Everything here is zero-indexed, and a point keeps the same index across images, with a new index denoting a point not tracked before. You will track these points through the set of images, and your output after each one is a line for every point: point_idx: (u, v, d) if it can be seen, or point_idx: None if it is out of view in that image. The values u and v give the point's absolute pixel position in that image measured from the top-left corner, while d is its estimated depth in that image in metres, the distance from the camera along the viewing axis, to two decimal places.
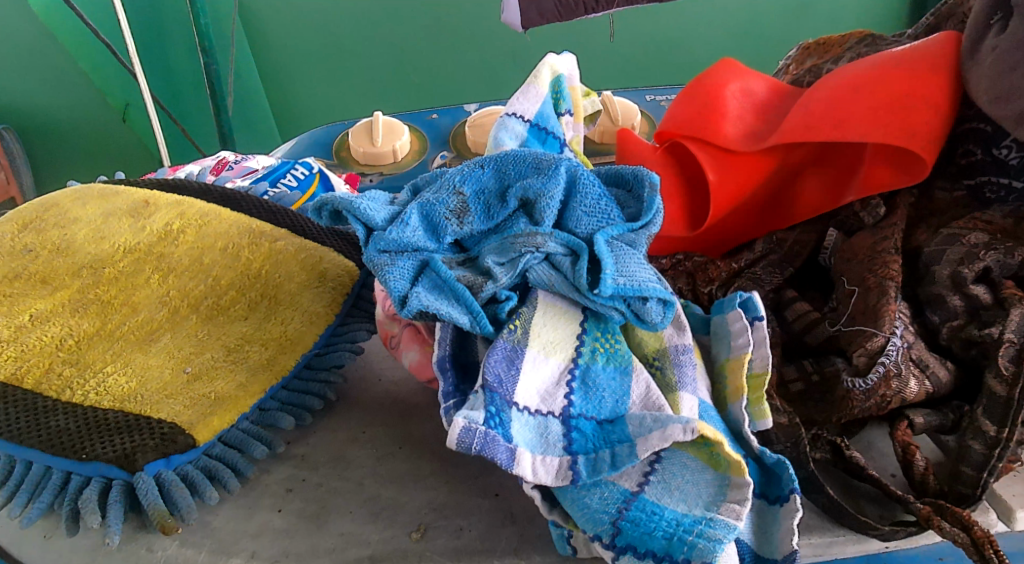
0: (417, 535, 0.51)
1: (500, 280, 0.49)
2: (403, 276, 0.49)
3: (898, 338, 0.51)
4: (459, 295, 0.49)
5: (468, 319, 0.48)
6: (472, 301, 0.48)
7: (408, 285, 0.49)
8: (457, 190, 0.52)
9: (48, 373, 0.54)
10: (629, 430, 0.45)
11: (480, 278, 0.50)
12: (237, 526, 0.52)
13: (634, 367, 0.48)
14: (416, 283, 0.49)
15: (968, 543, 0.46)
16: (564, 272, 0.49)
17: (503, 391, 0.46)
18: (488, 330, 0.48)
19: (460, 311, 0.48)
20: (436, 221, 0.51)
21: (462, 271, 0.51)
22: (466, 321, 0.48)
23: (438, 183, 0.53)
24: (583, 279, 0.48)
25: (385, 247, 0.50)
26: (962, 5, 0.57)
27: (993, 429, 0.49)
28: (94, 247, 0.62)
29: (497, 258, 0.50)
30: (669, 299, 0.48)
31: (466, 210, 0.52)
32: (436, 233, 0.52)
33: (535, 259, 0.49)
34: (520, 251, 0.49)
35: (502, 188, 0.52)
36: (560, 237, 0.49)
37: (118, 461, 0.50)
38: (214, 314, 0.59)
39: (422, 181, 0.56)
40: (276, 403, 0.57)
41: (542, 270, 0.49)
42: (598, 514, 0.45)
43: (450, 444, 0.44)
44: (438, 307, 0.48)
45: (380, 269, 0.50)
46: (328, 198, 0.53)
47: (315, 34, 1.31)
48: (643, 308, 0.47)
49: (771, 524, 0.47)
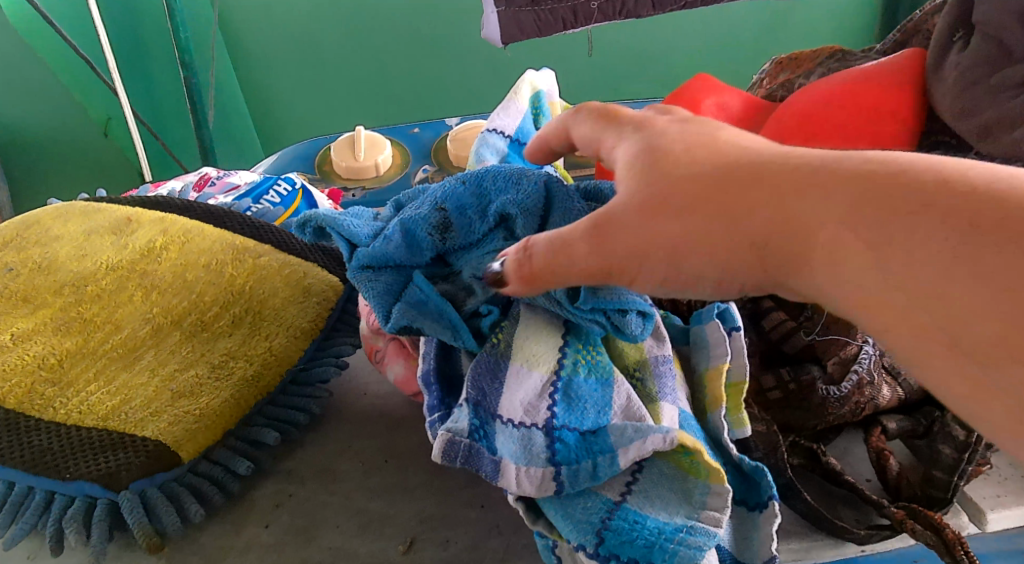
0: (405, 546, 0.52)
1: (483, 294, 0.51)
2: (386, 291, 0.51)
3: (868, 347, 0.55)
4: (441, 310, 0.50)
5: (450, 333, 0.50)
6: (456, 315, 0.50)
7: (391, 299, 0.51)
8: (438, 206, 0.52)
9: (31, 393, 0.53)
10: (611, 441, 0.46)
11: (463, 293, 0.52)
12: (226, 542, 0.52)
13: (614, 379, 0.49)
14: (399, 297, 0.51)
15: (939, 545, 0.47)
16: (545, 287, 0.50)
17: (486, 405, 0.48)
18: (470, 344, 0.50)
19: (444, 325, 0.50)
20: (418, 237, 0.52)
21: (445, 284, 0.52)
22: (448, 335, 0.50)
23: (420, 199, 0.54)
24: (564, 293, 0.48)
25: (369, 262, 0.52)
26: (927, 22, 0.59)
27: (961, 433, 0.52)
28: (76, 264, 0.62)
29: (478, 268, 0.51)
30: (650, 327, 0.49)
31: (447, 225, 0.52)
32: (418, 249, 0.52)
33: None
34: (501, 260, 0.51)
35: (483, 204, 0.52)
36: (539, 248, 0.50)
37: (102, 480, 0.51)
38: (198, 331, 0.58)
39: (407, 197, 0.57)
40: (263, 417, 0.58)
41: None
42: (582, 524, 0.45)
43: (435, 456, 0.46)
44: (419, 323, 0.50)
45: (361, 287, 0.52)
46: (311, 215, 0.56)
47: (294, 49, 1.31)
48: (623, 321, 0.48)
49: (750, 530, 0.48)
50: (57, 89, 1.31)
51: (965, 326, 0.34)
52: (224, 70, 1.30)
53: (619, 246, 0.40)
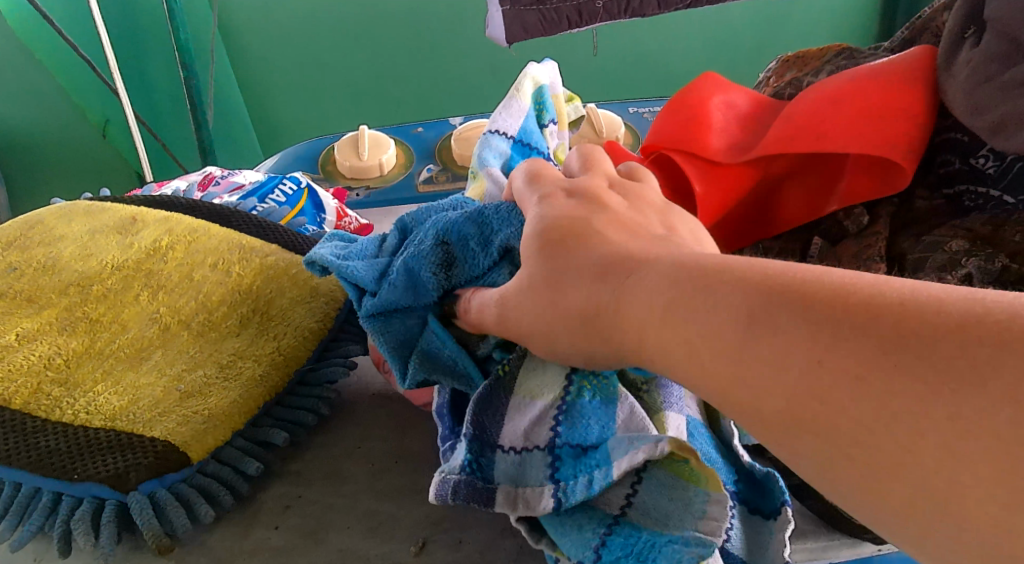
0: (416, 548, 0.51)
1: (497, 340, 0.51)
2: (400, 342, 0.53)
3: None
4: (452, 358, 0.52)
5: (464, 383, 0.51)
6: (472, 365, 0.51)
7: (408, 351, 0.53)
8: (440, 243, 0.53)
9: (37, 393, 0.53)
10: (609, 454, 0.44)
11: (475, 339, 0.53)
12: (233, 545, 0.51)
13: (619, 395, 0.47)
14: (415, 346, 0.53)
15: None
16: None
17: (484, 436, 0.47)
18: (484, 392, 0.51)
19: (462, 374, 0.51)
20: (422, 279, 0.53)
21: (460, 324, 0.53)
22: (466, 386, 0.51)
23: (423, 233, 0.54)
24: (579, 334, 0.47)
25: (377, 313, 0.53)
26: (936, 19, 0.59)
27: None
28: (81, 264, 0.61)
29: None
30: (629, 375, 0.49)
31: (450, 261, 0.52)
32: (423, 290, 0.53)
33: None
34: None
35: (483, 237, 0.52)
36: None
37: (111, 481, 0.50)
38: (205, 331, 0.58)
39: (412, 223, 0.58)
40: (269, 419, 0.57)
41: None
42: (580, 540, 0.44)
43: (431, 497, 0.45)
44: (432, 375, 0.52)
45: (378, 342, 0.53)
46: (315, 258, 0.55)
47: (293, 50, 1.31)
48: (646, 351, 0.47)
49: (765, 543, 0.46)
50: (57, 91, 1.31)
51: (821, 418, 0.31)
52: (224, 70, 1.30)
53: (518, 323, 0.45)
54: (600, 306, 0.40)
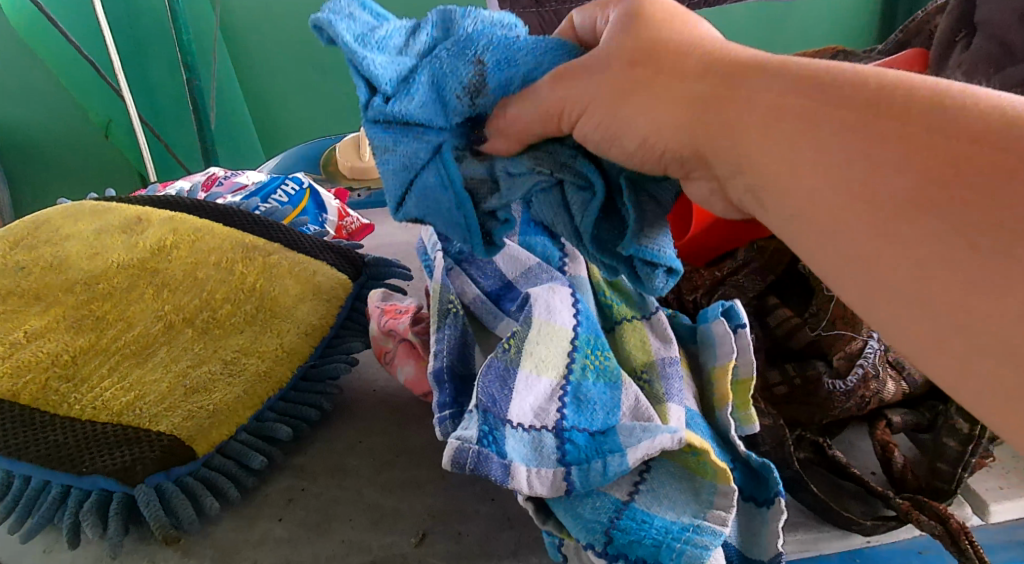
0: (417, 540, 0.52)
1: (506, 198, 0.46)
2: (403, 165, 0.45)
3: (875, 341, 0.55)
4: (459, 203, 0.45)
5: (463, 235, 0.46)
6: (473, 220, 0.46)
7: (410, 174, 0.45)
8: (475, 59, 0.44)
9: (45, 389, 0.53)
10: (620, 441, 0.47)
11: (485, 184, 0.46)
12: (239, 536, 0.53)
13: (623, 382, 0.50)
14: (421, 172, 0.45)
15: (944, 534, 0.48)
16: (572, 213, 0.45)
17: (497, 410, 0.46)
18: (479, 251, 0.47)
19: (459, 222, 0.46)
20: (447, 96, 0.44)
21: (475, 163, 0.45)
22: (460, 238, 0.46)
23: (457, 41, 0.45)
24: (585, 228, 0.45)
25: (385, 121, 0.44)
26: (929, 23, 0.60)
27: (965, 426, 0.52)
28: (87, 263, 0.61)
29: (509, 166, 0.45)
30: (656, 232, 0.44)
31: (483, 84, 0.44)
32: (445, 108, 0.45)
33: (543, 186, 0.45)
34: (534, 170, 0.45)
35: (530, 73, 0.44)
36: (580, 167, 0.45)
37: (118, 474, 0.52)
38: (210, 327, 0.59)
39: (451, 12, 0.47)
40: (274, 413, 0.59)
41: (545, 204, 0.46)
42: (591, 523, 0.45)
43: (444, 464, 0.44)
44: (431, 220, 0.46)
45: (379, 158, 0.45)
46: (319, 23, 0.44)
47: (296, 52, 1.32)
48: (649, 275, 0.45)
49: (758, 527, 0.48)
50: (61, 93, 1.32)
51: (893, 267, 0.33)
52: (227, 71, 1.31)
53: (580, 93, 0.42)
54: (700, 120, 0.39)
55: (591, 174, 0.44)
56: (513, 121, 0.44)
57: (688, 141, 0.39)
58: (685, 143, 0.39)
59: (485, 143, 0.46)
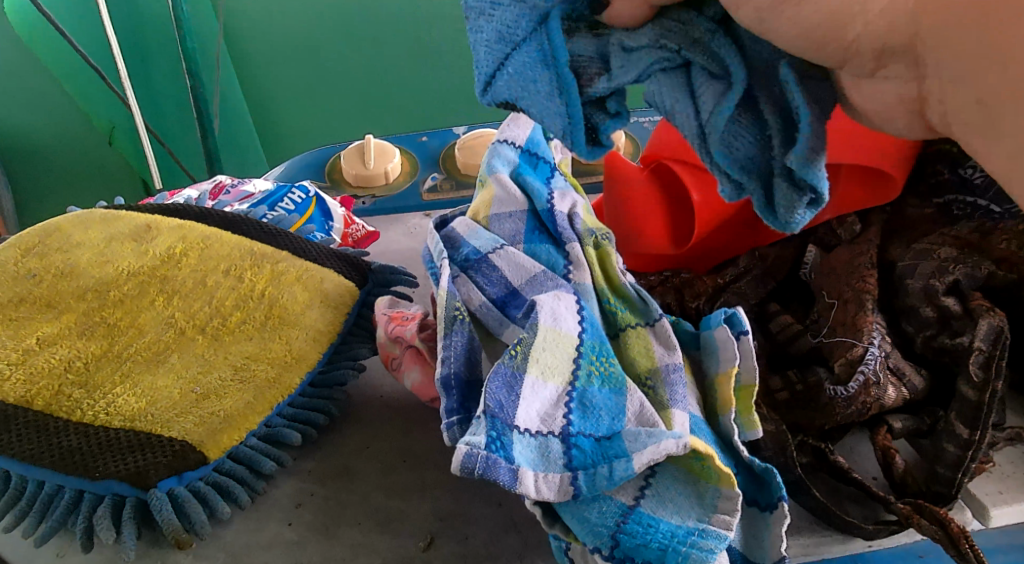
0: (424, 543, 0.53)
1: (617, 80, 0.41)
2: (496, 37, 0.42)
3: (875, 347, 0.54)
4: (563, 80, 0.41)
5: (563, 125, 0.42)
6: (576, 106, 0.41)
7: (505, 53, 0.42)
8: None
9: (58, 395, 0.55)
10: (624, 445, 0.47)
11: (592, 66, 0.42)
12: (249, 539, 0.54)
13: (627, 388, 0.50)
14: (516, 51, 0.42)
15: (944, 538, 0.49)
16: (698, 104, 0.40)
17: (504, 416, 0.47)
18: (576, 145, 0.42)
19: (558, 110, 0.41)
20: None
21: (587, 39, 0.42)
22: (561, 130, 0.42)
23: None
24: (715, 127, 0.40)
25: None
26: None
27: (965, 431, 0.52)
28: (98, 270, 0.63)
29: (624, 39, 0.41)
30: (819, 148, 0.39)
31: None
32: None
33: (660, 66, 0.41)
34: (656, 44, 0.41)
35: None
36: (715, 45, 0.40)
37: (131, 479, 0.52)
38: (219, 334, 0.60)
39: None
40: (283, 419, 0.59)
41: (664, 86, 0.41)
42: (598, 527, 0.46)
43: (454, 470, 0.45)
44: (524, 102, 0.42)
45: (475, 28, 0.43)
46: None
47: (298, 60, 1.33)
48: (792, 201, 0.40)
49: (761, 531, 0.49)
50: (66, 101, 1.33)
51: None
52: (229, 79, 1.32)
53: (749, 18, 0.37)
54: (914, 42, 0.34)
55: (731, 59, 0.40)
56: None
57: (903, 25, 0.34)
58: (900, 25, 0.34)
59: (603, 10, 0.41)
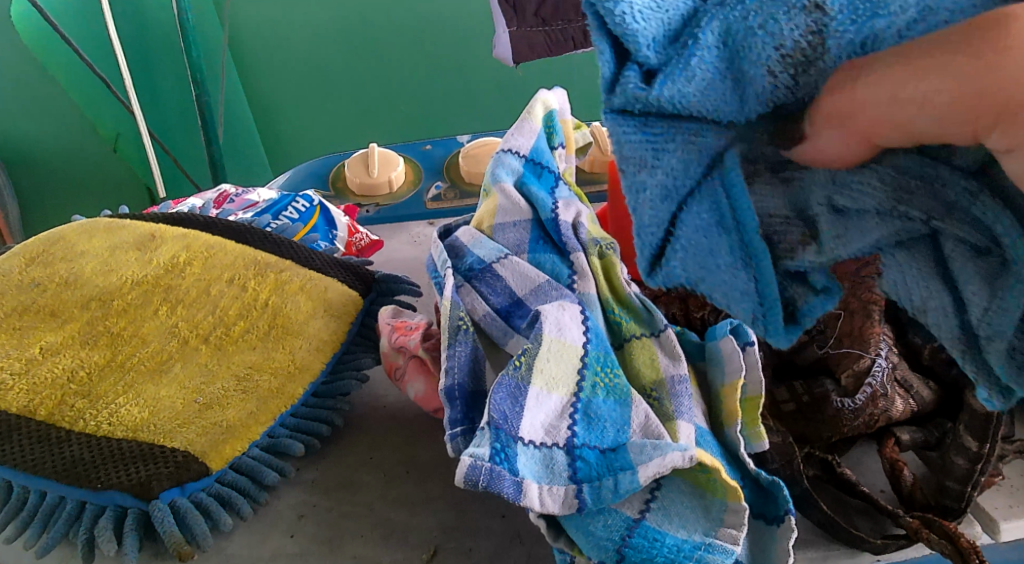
0: (428, 556, 0.53)
1: (832, 251, 0.38)
2: (659, 200, 0.37)
3: (882, 358, 0.54)
4: (750, 252, 0.38)
5: (754, 308, 0.39)
6: (769, 289, 0.38)
7: (670, 217, 0.38)
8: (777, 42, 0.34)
9: (61, 404, 0.55)
10: (630, 457, 0.47)
11: (791, 237, 0.38)
12: (252, 552, 0.53)
13: (632, 399, 0.50)
14: (683, 216, 0.38)
15: (954, 553, 0.48)
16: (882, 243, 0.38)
17: (508, 427, 0.46)
18: (773, 332, 0.39)
19: (749, 289, 0.38)
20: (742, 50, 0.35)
21: (782, 195, 0.38)
22: (749, 312, 0.39)
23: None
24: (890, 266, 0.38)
25: (629, 108, 0.36)
26: None
27: (974, 444, 0.52)
28: (102, 279, 0.63)
29: (834, 196, 0.37)
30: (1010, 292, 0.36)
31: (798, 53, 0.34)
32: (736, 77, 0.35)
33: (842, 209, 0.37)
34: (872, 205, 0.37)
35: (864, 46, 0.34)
36: (977, 212, 0.36)
37: (133, 490, 0.52)
38: (222, 344, 0.60)
39: None
40: (286, 429, 0.58)
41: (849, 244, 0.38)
42: (603, 540, 0.46)
43: (457, 481, 0.44)
44: (694, 281, 0.38)
45: (636, 183, 0.37)
46: None
47: (302, 68, 1.33)
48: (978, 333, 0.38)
49: (768, 544, 0.49)
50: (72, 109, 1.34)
51: None
52: (233, 87, 1.33)
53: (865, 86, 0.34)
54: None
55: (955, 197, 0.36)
56: (857, 102, 0.35)
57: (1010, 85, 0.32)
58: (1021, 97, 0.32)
59: (798, 140, 0.37)
